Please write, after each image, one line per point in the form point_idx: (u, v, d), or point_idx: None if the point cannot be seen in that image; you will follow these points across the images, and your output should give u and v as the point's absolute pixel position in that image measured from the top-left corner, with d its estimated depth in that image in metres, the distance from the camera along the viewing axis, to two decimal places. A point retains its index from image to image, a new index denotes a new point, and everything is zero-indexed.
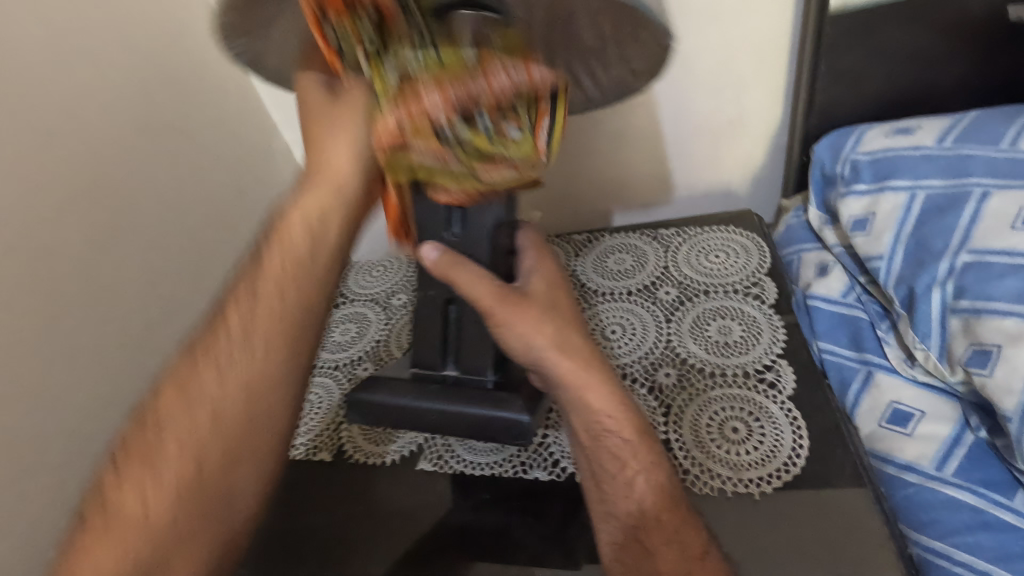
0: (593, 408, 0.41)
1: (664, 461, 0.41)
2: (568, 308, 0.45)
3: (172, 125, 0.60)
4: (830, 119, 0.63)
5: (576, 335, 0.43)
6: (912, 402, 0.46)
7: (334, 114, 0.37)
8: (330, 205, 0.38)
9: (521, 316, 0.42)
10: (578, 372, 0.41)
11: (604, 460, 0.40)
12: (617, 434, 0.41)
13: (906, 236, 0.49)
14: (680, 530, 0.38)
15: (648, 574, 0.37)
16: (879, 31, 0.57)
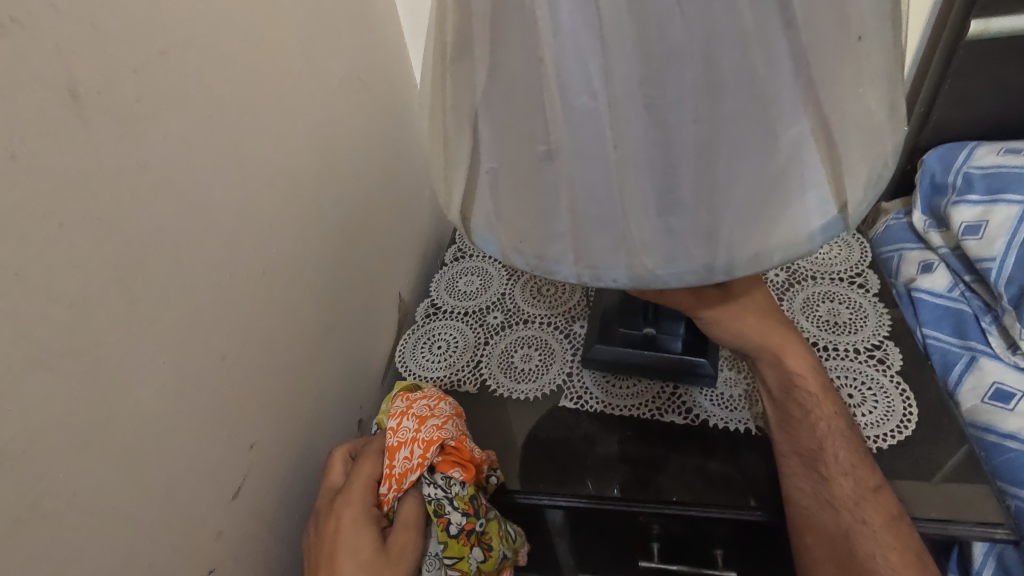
0: (792, 368, 0.52)
1: (844, 415, 0.51)
2: (761, 294, 0.52)
3: (368, 71, 0.65)
4: (941, 135, 0.70)
5: (772, 316, 0.52)
6: (1014, 383, 0.55)
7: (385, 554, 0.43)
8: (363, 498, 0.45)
9: (724, 310, 0.48)
10: (780, 338, 0.52)
11: (791, 409, 0.52)
12: (807, 390, 0.52)
13: (1018, 243, 0.57)
14: (856, 465, 0.49)
15: (828, 494, 0.48)
16: (1008, 62, 0.62)
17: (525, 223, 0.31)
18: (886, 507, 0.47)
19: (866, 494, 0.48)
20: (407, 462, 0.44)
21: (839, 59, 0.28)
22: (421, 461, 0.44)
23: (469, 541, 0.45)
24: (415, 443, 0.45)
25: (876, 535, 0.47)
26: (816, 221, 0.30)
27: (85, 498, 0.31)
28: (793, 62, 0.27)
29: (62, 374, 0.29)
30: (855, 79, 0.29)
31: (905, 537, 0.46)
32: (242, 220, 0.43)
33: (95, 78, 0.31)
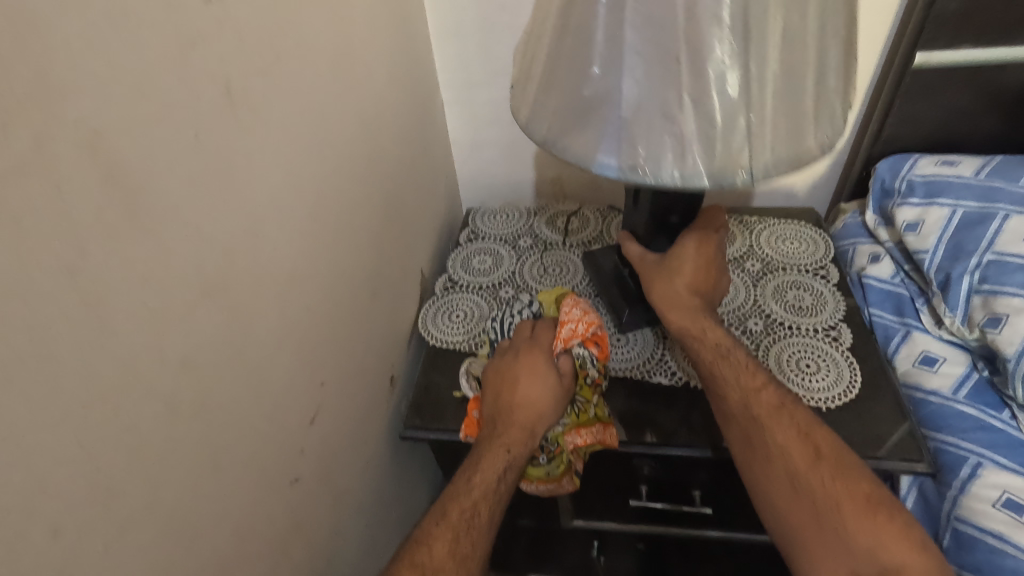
0: (675, 320, 0.63)
1: (731, 342, 0.61)
2: (707, 268, 0.64)
3: (404, 70, 0.74)
4: (890, 147, 0.83)
5: (682, 280, 0.64)
6: (938, 351, 0.66)
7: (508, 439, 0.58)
8: (518, 440, 0.58)
9: (652, 271, 0.65)
10: (668, 291, 0.64)
11: (691, 355, 0.62)
12: (694, 331, 0.62)
13: (947, 239, 0.69)
14: (737, 375, 0.59)
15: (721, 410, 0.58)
16: (945, 86, 0.75)
17: (519, 75, 0.51)
18: (769, 402, 0.56)
19: (753, 395, 0.57)
20: (572, 330, 0.64)
21: (660, 57, 0.40)
22: (584, 333, 0.63)
23: (570, 414, 0.63)
24: (581, 321, 0.64)
25: (763, 423, 0.55)
26: (599, 152, 0.43)
27: (227, 407, 0.39)
28: (630, 34, 0.40)
29: (217, 305, 0.38)
30: (671, 83, 0.40)
31: (792, 422, 0.55)
32: (318, 193, 0.51)
33: (239, 74, 0.39)
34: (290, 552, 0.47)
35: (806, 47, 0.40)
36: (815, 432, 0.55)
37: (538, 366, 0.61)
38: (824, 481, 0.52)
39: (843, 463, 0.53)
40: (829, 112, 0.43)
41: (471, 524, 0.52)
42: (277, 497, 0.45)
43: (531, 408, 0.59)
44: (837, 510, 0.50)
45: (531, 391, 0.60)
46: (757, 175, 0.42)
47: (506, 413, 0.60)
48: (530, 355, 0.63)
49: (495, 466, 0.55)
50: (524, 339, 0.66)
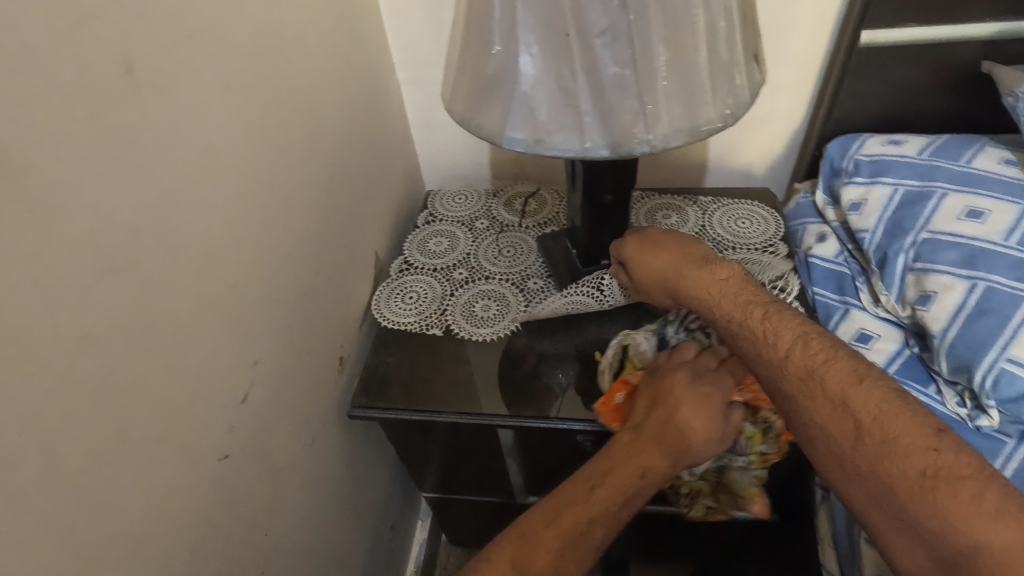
0: (700, 305, 0.56)
1: (787, 317, 0.50)
2: (685, 244, 0.61)
3: (347, 51, 0.74)
4: (841, 127, 0.83)
5: (668, 258, 0.60)
6: (873, 328, 0.67)
7: (556, 533, 0.48)
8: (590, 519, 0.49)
9: (637, 250, 0.63)
10: (676, 270, 0.59)
11: (747, 347, 0.50)
12: (750, 318, 0.51)
13: (887, 217, 0.69)
14: (827, 366, 0.46)
15: (809, 407, 0.45)
16: (891, 63, 0.75)
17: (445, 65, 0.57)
18: (843, 376, 0.45)
19: (822, 369, 0.46)
20: (717, 403, 0.54)
21: (552, 36, 0.46)
22: (725, 411, 0.53)
23: None
24: (751, 386, 0.57)
25: (861, 412, 0.43)
26: (511, 127, 0.50)
27: (140, 383, 0.40)
28: (522, 16, 0.46)
29: (124, 284, 0.38)
30: (563, 61, 0.46)
31: (722, 306, 0.54)
32: (246, 173, 0.52)
33: (142, 55, 0.40)
34: (220, 524, 0.49)
35: (689, 28, 0.46)
36: (752, 306, 0.52)
37: (719, 384, 0.55)
38: (899, 423, 0.42)
39: (773, 320, 0.50)
40: (725, 85, 0.49)
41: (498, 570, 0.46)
42: (203, 472, 0.46)
43: (693, 446, 0.53)
44: (775, 365, 0.48)
45: (699, 419, 0.53)
46: (656, 143, 0.48)
47: (592, 497, 0.50)
48: (681, 371, 0.56)
49: (626, 487, 0.51)
50: (693, 364, 0.57)
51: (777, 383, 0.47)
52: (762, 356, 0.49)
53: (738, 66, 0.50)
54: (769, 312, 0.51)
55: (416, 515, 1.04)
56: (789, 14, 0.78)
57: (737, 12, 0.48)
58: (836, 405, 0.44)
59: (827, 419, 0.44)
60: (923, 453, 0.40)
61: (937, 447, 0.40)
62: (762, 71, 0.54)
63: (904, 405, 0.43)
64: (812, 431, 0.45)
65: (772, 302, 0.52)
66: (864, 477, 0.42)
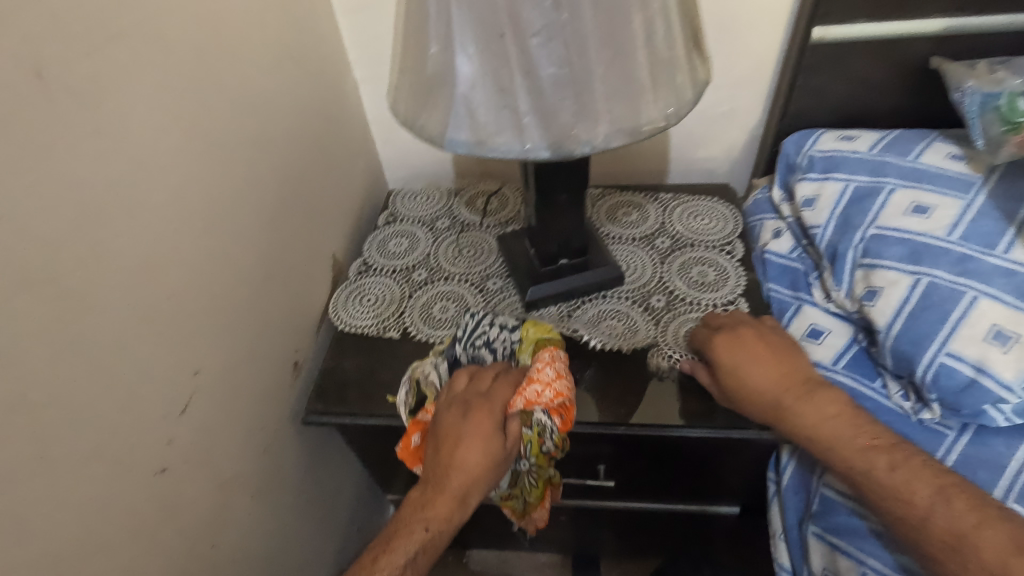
0: (769, 401, 0.58)
1: (873, 427, 0.54)
2: (752, 335, 0.63)
3: (298, 51, 0.72)
4: (798, 123, 0.84)
5: (746, 353, 0.61)
6: (824, 323, 0.68)
7: (421, 518, 0.55)
8: (449, 518, 0.55)
9: (723, 342, 0.63)
10: (785, 371, 0.60)
11: (839, 460, 0.54)
12: (834, 430, 0.55)
13: (838, 213, 0.70)
14: (924, 480, 0.50)
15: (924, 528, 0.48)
16: (844, 59, 0.76)
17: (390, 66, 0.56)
18: (938, 494, 0.48)
19: (928, 487, 0.49)
20: (536, 394, 0.59)
21: (488, 36, 0.45)
22: (548, 401, 0.59)
23: (526, 487, 0.66)
24: (542, 384, 0.58)
25: (961, 528, 0.46)
26: (451, 129, 0.49)
27: (61, 397, 0.39)
28: (458, 16, 0.45)
29: (39, 297, 0.37)
30: (501, 62, 0.46)
31: (799, 409, 0.57)
32: (183, 179, 0.51)
33: (54, 60, 0.38)
34: (159, 540, 0.48)
35: (627, 28, 0.45)
36: (840, 418, 0.55)
37: (492, 407, 0.59)
38: (988, 537, 0.45)
39: (842, 424, 0.55)
40: (666, 85, 0.49)
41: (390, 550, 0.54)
42: (138, 487, 0.45)
43: (471, 471, 0.56)
44: (851, 462, 0.53)
45: (479, 453, 0.57)
46: (597, 144, 0.48)
47: (433, 489, 0.57)
48: (455, 411, 0.60)
49: (407, 548, 0.54)
50: (476, 389, 0.61)
51: (883, 502, 0.51)
52: (833, 455, 0.54)
53: (679, 65, 0.50)
54: (831, 406, 0.56)
55: (385, 517, 1.03)
56: (743, 10, 0.78)
57: (677, 12, 0.48)
58: (902, 502, 0.49)
59: (904, 524, 0.49)
60: (987, 538, 0.45)
61: (980, 522, 0.46)
62: (707, 68, 0.54)
63: (955, 491, 0.48)
64: (902, 532, 0.49)
65: (853, 412, 0.56)
66: (939, 567, 0.47)
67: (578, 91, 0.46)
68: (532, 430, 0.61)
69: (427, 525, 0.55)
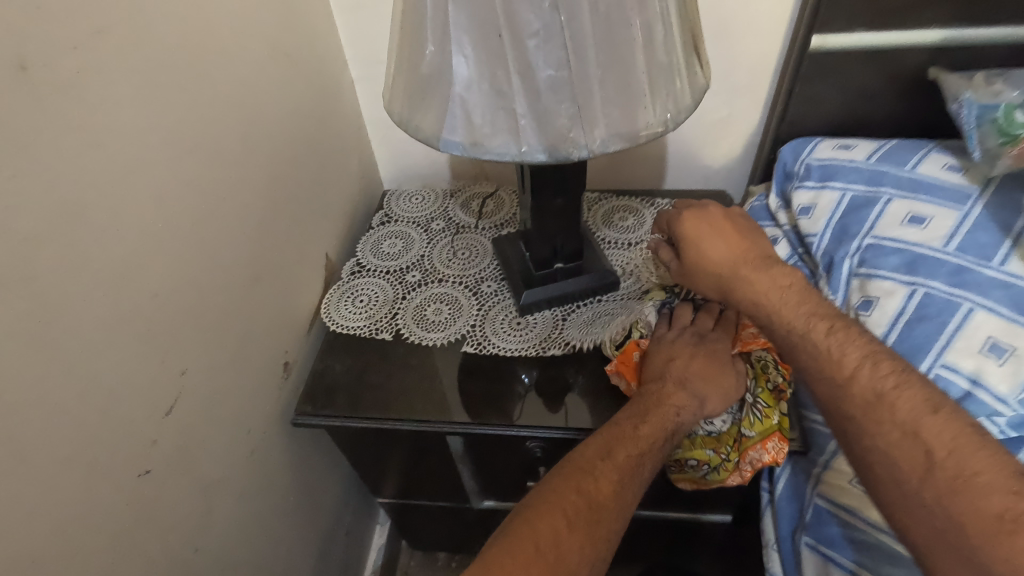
0: (731, 283, 0.56)
1: (846, 327, 0.50)
2: (731, 225, 0.60)
3: (293, 48, 0.72)
4: (795, 131, 0.84)
5: (713, 239, 0.59)
6: None
7: (611, 454, 0.53)
8: (632, 460, 0.53)
9: (689, 229, 0.60)
10: (746, 256, 0.57)
11: (805, 354, 0.51)
12: (804, 326, 0.51)
13: (835, 222, 0.70)
14: (901, 384, 0.46)
15: (878, 427, 0.45)
16: (843, 68, 0.76)
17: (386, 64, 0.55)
18: (907, 397, 0.45)
19: (888, 386, 0.46)
20: (753, 335, 0.64)
21: (486, 36, 0.44)
22: (764, 341, 0.63)
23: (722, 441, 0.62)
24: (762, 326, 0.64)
25: (920, 431, 0.44)
26: (447, 130, 0.49)
27: (41, 398, 0.38)
28: (456, 16, 0.44)
29: (18, 296, 0.36)
30: (498, 63, 0.45)
31: (762, 290, 0.55)
32: (170, 176, 0.50)
33: (40, 53, 0.37)
34: (141, 544, 0.47)
35: (625, 31, 0.45)
36: (814, 316, 0.52)
37: (698, 354, 0.62)
38: (947, 442, 0.43)
39: (800, 300, 0.53)
40: (665, 90, 0.49)
41: (577, 484, 0.50)
42: (121, 490, 0.44)
43: (682, 412, 0.58)
44: (805, 342, 0.51)
45: (704, 370, 0.61)
46: (594, 148, 0.47)
47: (653, 416, 0.57)
48: (683, 344, 0.64)
49: (586, 499, 0.49)
50: (701, 331, 0.65)
51: (841, 404, 0.48)
52: (784, 326, 0.52)
53: (678, 71, 0.49)
54: (792, 283, 0.54)
55: (374, 520, 1.02)
56: (743, 17, 0.78)
57: (675, 16, 0.48)
58: (848, 380, 0.47)
59: (851, 401, 0.47)
60: (937, 432, 0.43)
61: (935, 413, 0.44)
62: (706, 74, 0.54)
63: (913, 382, 0.46)
64: (843, 418, 0.47)
65: (836, 315, 0.52)
66: (874, 449, 0.45)
67: (576, 94, 0.46)
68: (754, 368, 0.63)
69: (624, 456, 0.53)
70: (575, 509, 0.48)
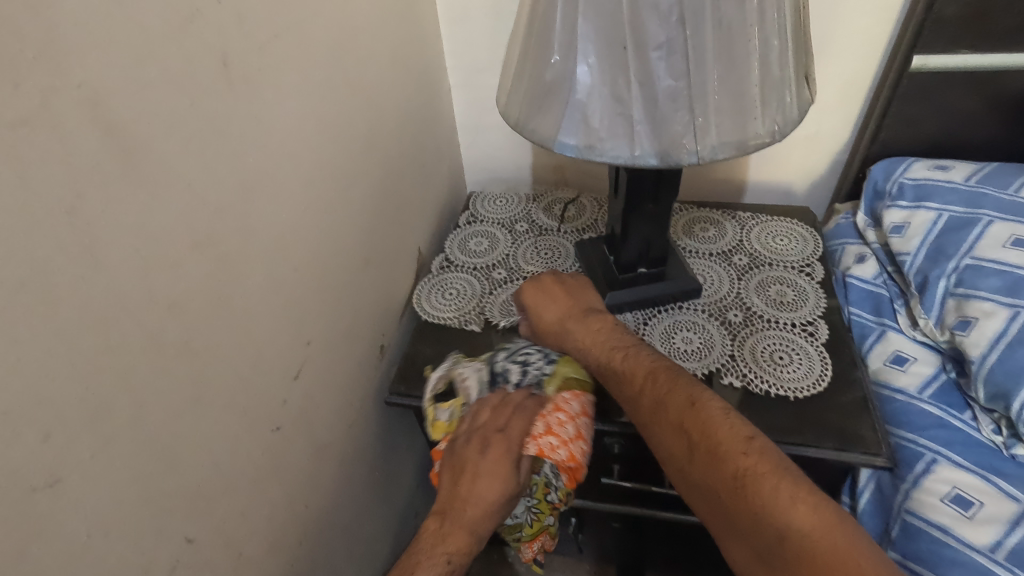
0: (580, 350, 0.65)
1: (693, 400, 0.54)
2: (574, 286, 0.72)
3: (407, 55, 0.78)
4: (887, 151, 0.83)
5: (556, 305, 0.69)
6: (910, 351, 0.68)
7: (426, 553, 0.58)
8: (455, 548, 0.58)
9: (537, 289, 0.72)
10: (584, 326, 0.66)
11: (660, 434, 0.54)
12: (652, 403, 0.55)
13: (930, 242, 0.70)
14: (755, 458, 0.48)
15: (728, 497, 0.48)
16: (943, 89, 0.76)
17: (504, 72, 0.59)
18: (756, 473, 0.47)
19: (742, 459, 0.48)
20: (553, 444, 0.59)
21: (611, 47, 0.48)
22: (562, 451, 0.59)
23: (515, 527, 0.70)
24: (564, 448, 0.58)
25: (771, 507, 0.45)
26: (563, 133, 0.52)
27: (214, 349, 0.43)
28: (585, 28, 0.48)
29: (207, 258, 0.42)
30: (620, 72, 0.49)
31: (608, 367, 0.61)
32: (313, 164, 0.55)
33: (237, 51, 0.43)
34: (267, 494, 0.52)
35: (744, 46, 0.48)
36: (673, 395, 0.55)
37: (508, 438, 0.62)
38: (789, 515, 0.45)
39: (667, 389, 0.55)
40: (774, 102, 0.51)
41: (407, 561, 0.58)
42: (259, 441, 0.49)
43: (492, 504, 0.60)
44: (641, 418, 0.56)
45: (489, 484, 0.60)
46: (703, 155, 0.50)
47: (455, 506, 0.60)
48: (475, 444, 0.62)
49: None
50: (494, 424, 0.63)
51: (696, 480, 0.50)
52: (647, 414, 0.55)
53: (789, 85, 0.52)
54: (658, 373, 0.57)
55: None
56: (840, 35, 0.79)
57: (790, 33, 0.50)
58: (691, 454, 0.51)
59: (709, 480, 0.49)
60: (784, 506, 0.45)
61: (795, 502, 0.45)
62: (812, 90, 0.56)
63: (786, 474, 0.47)
64: (697, 500, 0.51)
65: (696, 394, 0.54)
66: (738, 531, 0.47)
67: (691, 103, 0.48)
68: (540, 477, 0.65)
69: (428, 538, 0.59)
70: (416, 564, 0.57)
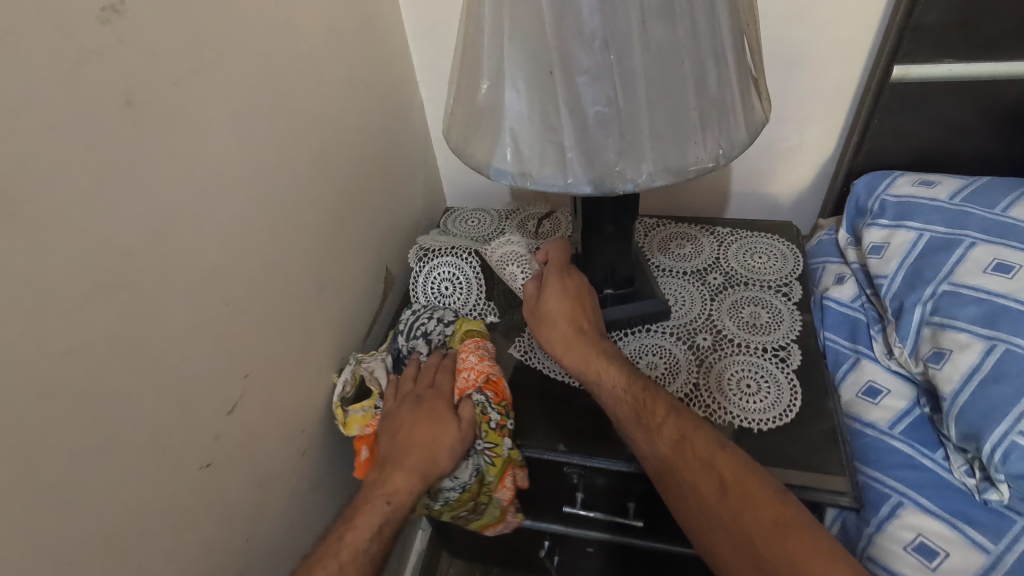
0: (594, 369, 0.63)
1: (723, 444, 0.54)
2: (585, 288, 0.68)
3: (369, 73, 0.76)
4: (872, 164, 0.79)
5: (569, 312, 0.66)
6: (883, 382, 0.64)
7: (371, 494, 0.61)
8: (396, 492, 0.60)
9: (554, 289, 0.68)
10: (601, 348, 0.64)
11: (688, 472, 0.53)
12: (682, 439, 0.55)
13: (908, 264, 0.65)
14: (790, 512, 0.49)
15: (760, 546, 0.48)
16: (928, 99, 0.71)
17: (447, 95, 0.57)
18: (786, 526, 0.48)
19: (774, 509, 0.49)
20: (467, 379, 0.66)
21: (538, 71, 0.46)
22: (476, 380, 0.66)
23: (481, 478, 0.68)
24: (473, 370, 0.66)
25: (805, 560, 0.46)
26: (495, 160, 0.50)
27: (126, 392, 0.43)
28: (513, 53, 0.46)
29: (114, 302, 0.41)
30: (549, 98, 0.46)
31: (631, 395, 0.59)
32: (249, 195, 0.55)
33: (147, 89, 0.42)
34: (197, 531, 0.51)
35: (677, 69, 0.45)
36: (703, 436, 0.55)
37: (440, 395, 0.66)
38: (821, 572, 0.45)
39: (698, 429, 0.55)
40: (717, 125, 0.48)
41: (349, 518, 0.60)
42: (184, 479, 0.49)
43: (431, 459, 0.62)
44: (662, 451, 0.55)
45: (426, 434, 0.63)
46: (640, 183, 0.47)
47: (388, 469, 0.62)
48: (404, 407, 0.66)
49: (371, 522, 0.59)
50: (420, 388, 0.68)
51: (722, 523, 0.51)
52: (673, 451, 0.55)
53: (733, 108, 0.49)
54: (687, 413, 0.57)
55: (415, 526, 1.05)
56: (820, 43, 0.75)
57: (731, 53, 0.47)
58: (722, 493, 0.51)
59: (737, 524, 0.49)
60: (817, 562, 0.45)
61: (826, 556, 0.45)
62: (765, 109, 0.53)
63: (812, 529, 0.47)
64: (712, 534, 0.51)
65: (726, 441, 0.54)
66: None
67: (624, 129, 0.46)
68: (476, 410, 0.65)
69: (371, 489, 0.61)
70: (364, 526, 0.59)
